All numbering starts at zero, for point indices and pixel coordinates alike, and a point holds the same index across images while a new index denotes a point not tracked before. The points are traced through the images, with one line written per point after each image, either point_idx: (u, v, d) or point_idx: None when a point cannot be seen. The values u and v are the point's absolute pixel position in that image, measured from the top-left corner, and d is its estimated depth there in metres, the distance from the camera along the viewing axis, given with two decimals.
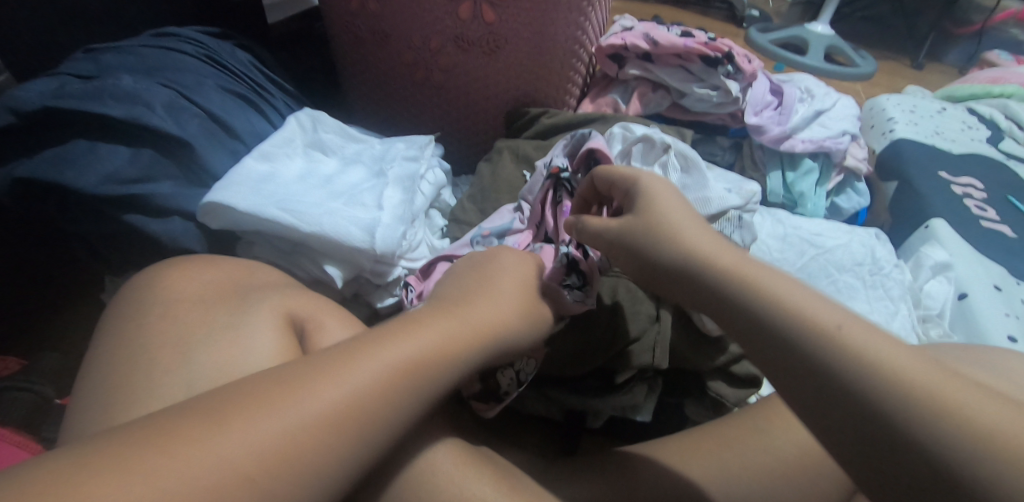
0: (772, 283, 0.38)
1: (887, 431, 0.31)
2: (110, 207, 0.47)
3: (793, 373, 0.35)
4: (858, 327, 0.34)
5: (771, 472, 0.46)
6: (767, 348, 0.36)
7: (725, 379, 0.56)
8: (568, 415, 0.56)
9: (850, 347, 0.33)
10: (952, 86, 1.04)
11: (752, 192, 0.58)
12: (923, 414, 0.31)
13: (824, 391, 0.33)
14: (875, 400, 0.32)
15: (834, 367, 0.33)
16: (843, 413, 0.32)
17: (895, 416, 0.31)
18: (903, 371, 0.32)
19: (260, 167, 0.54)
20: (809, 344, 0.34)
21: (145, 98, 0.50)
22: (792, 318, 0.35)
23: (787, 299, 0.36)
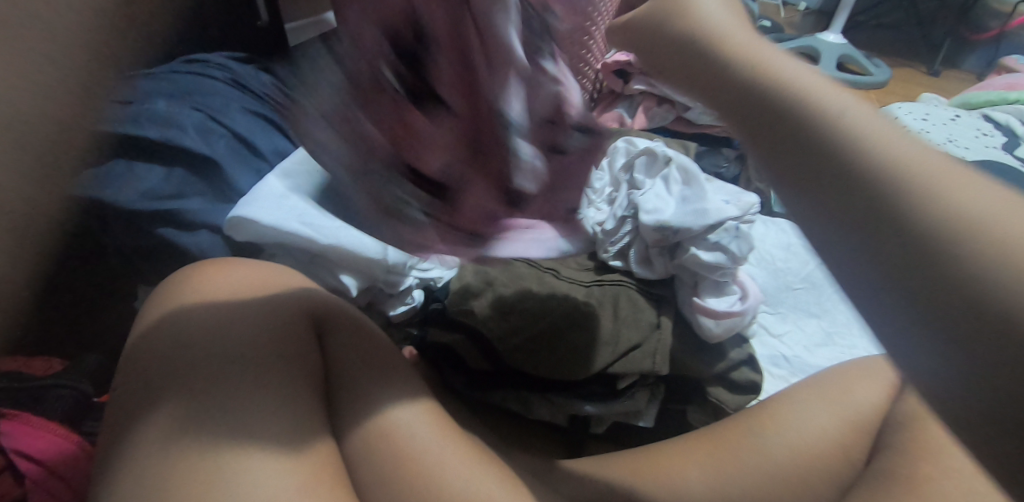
0: (850, 113, 0.27)
1: (938, 267, 0.24)
2: (144, 220, 0.52)
3: (865, 211, 0.25)
4: (873, 116, 0.27)
5: (769, 473, 0.47)
6: (820, 179, 0.27)
7: (724, 385, 0.58)
8: (572, 420, 0.58)
9: (872, 132, 0.26)
10: (968, 93, 1.04)
11: (750, 203, 0.59)
12: (929, 204, 0.24)
13: (845, 192, 0.26)
14: (923, 221, 0.24)
15: (857, 159, 0.26)
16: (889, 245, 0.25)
17: (953, 253, 0.23)
18: (939, 183, 0.25)
19: (281, 185, 0.55)
20: (822, 129, 0.27)
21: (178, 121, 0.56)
22: (859, 146, 0.26)
23: (861, 129, 0.27)
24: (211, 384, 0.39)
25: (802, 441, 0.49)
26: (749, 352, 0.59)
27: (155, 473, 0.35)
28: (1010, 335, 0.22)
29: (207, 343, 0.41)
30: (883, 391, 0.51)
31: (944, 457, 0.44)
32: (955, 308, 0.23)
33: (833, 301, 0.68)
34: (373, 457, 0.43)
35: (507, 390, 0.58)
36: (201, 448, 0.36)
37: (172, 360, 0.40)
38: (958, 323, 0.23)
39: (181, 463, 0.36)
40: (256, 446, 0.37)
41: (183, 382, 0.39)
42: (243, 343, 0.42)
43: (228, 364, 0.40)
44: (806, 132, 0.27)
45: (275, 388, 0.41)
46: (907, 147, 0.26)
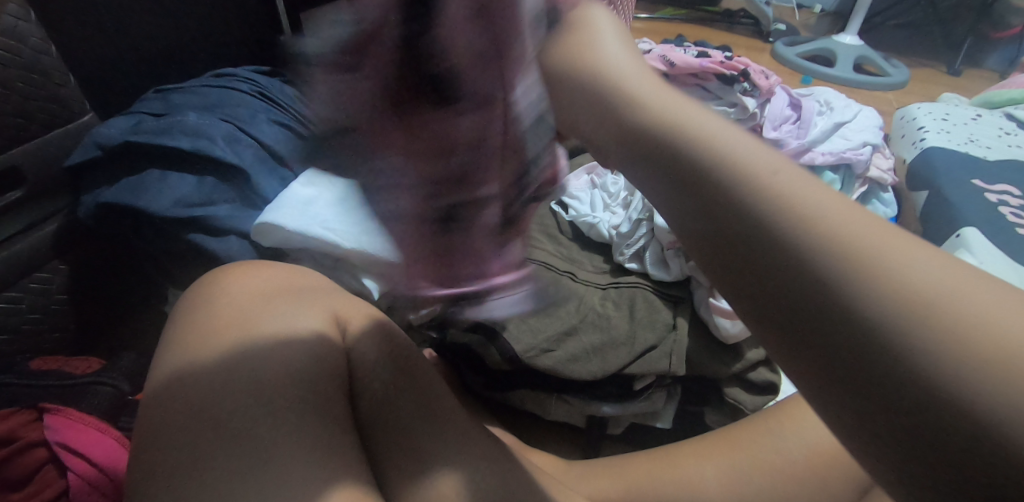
0: (749, 145, 0.28)
1: (800, 281, 0.24)
2: (174, 227, 0.53)
3: (722, 230, 0.26)
4: (786, 183, 0.26)
5: (783, 472, 0.48)
6: (676, 188, 0.28)
7: (741, 386, 0.58)
8: (590, 420, 0.60)
9: (815, 242, 0.24)
10: (990, 92, 1.03)
11: None
12: (923, 327, 0.22)
13: (795, 309, 0.23)
14: (859, 326, 0.22)
15: (815, 270, 0.23)
16: (863, 376, 0.22)
17: (863, 288, 0.23)
18: (873, 256, 0.23)
19: (304, 192, 0.58)
20: (756, 222, 0.25)
21: (206, 132, 0.57)
22: (682, 131, 0.29)
23: (698, 139, 0.29)
24: (241, 382, 0.41)
25: (820, 440, 0.49)
26: (768, 353, 0.58)
27: (191, 463, 0.37)
28: (972, 432, 0.20)
29: (237, 343, 0.43)
30: None
31: None
32: (874, 375, 0.22)
33: None
34: (398, 452, 0.45)
35: (525, 392, 0.60)
36: (235, 441, 0.38)
37: (203, 358, 0.42)
38: (828, 344, 0.23)
39: (217, 454, 0.38)
40: (286, 440, 0.39)
41: (215, 378, 0.41)
42: (273, 340, 0.44)
43: (257, 362, 0.42)
44: (675, 152, 0.29)
45: (302, 383, 0.43)
46: (737, 132, 0.29)
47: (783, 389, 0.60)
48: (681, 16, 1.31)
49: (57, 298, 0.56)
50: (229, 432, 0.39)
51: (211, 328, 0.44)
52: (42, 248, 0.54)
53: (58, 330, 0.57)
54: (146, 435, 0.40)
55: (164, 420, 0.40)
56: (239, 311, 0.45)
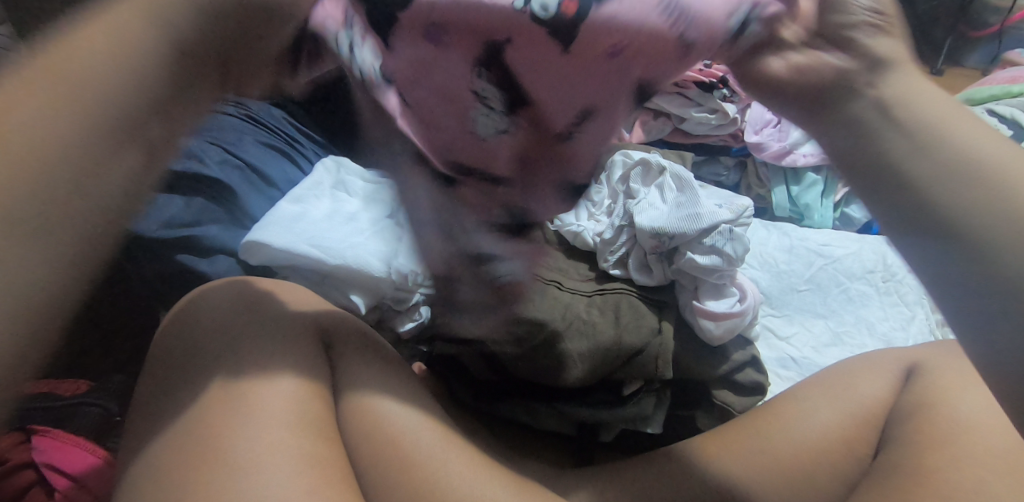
0: (995, 157, 0.34)
1: (927, 193, 0.34)
2: (163, 248, 0.54)
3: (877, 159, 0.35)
4: (999, 151, 0.34)
5: (777, 466, 0.48)
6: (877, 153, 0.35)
7: (729, 387, 0.59)
8: (580, 428, 0.58)
9: (960, 152, 0.34)
10: (971, 89, 1.04)
11: (744, 207, 0.61)
12: (974, 179, 0.33)
13: (870, 161, 0.35)
14: (948, 207, 0.33)
15: (921, 173, 0.34)
16: (954, 243, 0.33)
17: (949, 188, 0.34)
18: (1000, 168, 0.33)
19: (292, 209, 0.60)
20: (925, 132, 0.34)
21: (197, 153, 0.59)
22: (943, 138, 0.34)
23: (964, 153, 0.34)
24: (227, 390, 0.41)
25: (807, 435, 0.49)
26: (753, 353, 0.60)
27: (179, 465, 0.38)
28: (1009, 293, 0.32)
29: (223, 352, 0.43)
30: (888, 383, 0.52)
31: (951, 445, 0.44)
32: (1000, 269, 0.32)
33: (839, 302, 0.69)
34: (385, 463, 0.45)
35: (514, 402, 0.57)
36: (218, 444, 0.39)
37: (191, 364, 0.43)
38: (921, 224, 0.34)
39: (204, 453, 0.38)
40: (268, 444, 0.39)
41: (202, 387, 0.42)
42: (262, 345, 0.44)
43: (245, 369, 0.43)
44: (896, 132, 0.35)
45: (288, 392, 0.42)
46: (976, 128, 0.35)
47: (771, 388, 0.61)
48: None
49: None
50: (210, 442, 0.39)
51: (224, 354, 0.43)
52: None
53: None
54: (135, 446, 0.40)
55: (154, 429, 0.40)
56: (238, 333, 0.44)
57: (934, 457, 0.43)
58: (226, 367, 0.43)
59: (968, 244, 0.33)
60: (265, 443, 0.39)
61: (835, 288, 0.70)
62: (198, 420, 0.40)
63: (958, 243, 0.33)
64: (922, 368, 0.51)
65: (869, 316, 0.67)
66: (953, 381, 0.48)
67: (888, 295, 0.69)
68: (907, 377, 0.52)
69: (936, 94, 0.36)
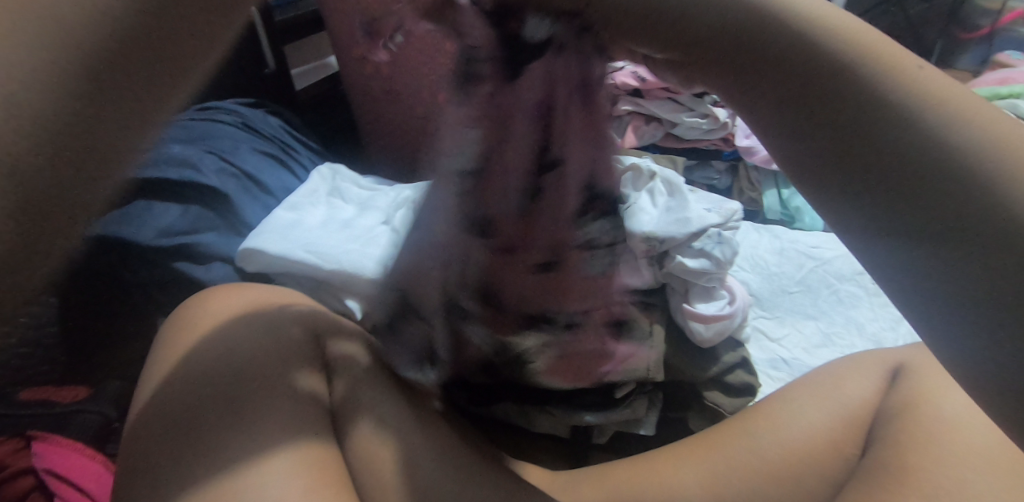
0: (935, 87, 0.28)
1: (880, 140, 0.28)
2: (160, 256, 0.55)
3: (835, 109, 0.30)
4: (937, 79, 0.29)
5: (766, 466, 0.49)
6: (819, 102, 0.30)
7: (720, 389, 0.60)
8: (574, 431, 0.59)
9: (908, 80, 0.29)
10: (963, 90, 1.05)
11: (733, 210, 0.63)
12: (928, 107, 0.28)
13: (844, 110, 0.29)
14: (924, 143, 0.27)
15: (901, 110, 0.28)
16: (911, 185, 0.27)
17: (904, 118, 0.28)
18: (942, 93, 0.28)
19: (288, 216, 0.61)
20: (854, 69, 0.29)
21: (194, 162, 0.60)
22: (879, 76, 0.29)
23: (890, 85, 0.29)
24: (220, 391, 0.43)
25: (796, 437, 0.50)
26: (743, 354, 0.61)
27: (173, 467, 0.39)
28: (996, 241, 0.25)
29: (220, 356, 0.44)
30: (874, 383, 0.52)
31: (933, 442, 0.45)
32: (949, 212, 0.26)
33: (830, 303, 0.70)
34: (378, 466, 0.45)
35: (509, 404, 0.57)
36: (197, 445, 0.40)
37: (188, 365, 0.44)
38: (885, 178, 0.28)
39: (198, 457, 0.39)
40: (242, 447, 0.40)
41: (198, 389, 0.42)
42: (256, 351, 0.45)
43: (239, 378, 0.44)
44: (822, 81, 0.30)
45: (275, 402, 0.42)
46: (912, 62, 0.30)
47: (762, 389, 0.61)
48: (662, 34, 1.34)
49: None
50: (205, 444, 0.39)
51: (218, 356, 0.44)
52: None
53: None
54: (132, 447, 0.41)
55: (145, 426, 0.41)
56: (232, 339, 0.45)
57: (917, 455, 0.44)
58: (225, 366, 0.44)
59: (954, 215, 0.26)
60: (260, 443, 0.40)
61: (826, 290, 0.71)
62: (193, 424, 0.40)
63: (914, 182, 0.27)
64: (909, 367, 0.52)
65: (859, 317, 0.68)
66: (939, 381, 0.49)
67: (878, 296, 0.70)
68: (894, 377, 0.52)
69: (874, 38, 0.30)
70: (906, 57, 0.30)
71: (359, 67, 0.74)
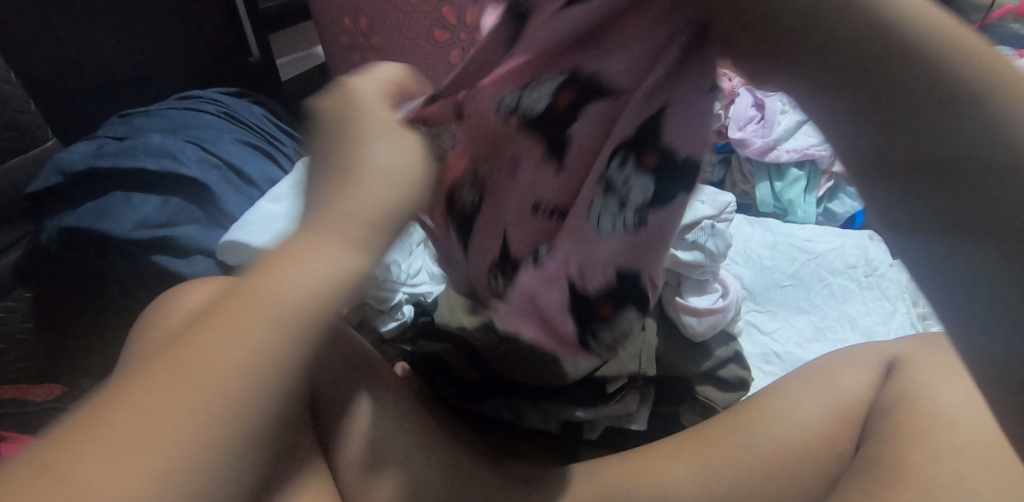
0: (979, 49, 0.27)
1: (935, 112, 0.27)
2: (139, 249, 0.53)
3: (873, 80, 0.27)
4: (970, 37, 0.27)
5: (760, 463, 0.48)
6: (863, 78, 0.27)
7: (712, 383, 0.59)
8: (564, 426, 0.56)
9: (951, 34, 0.27)
10: None
11: (728, 202, 0.60)
12: (967, 69, 0.26)
13: (880, 76, 0.27)
14: (970, 113, 0.26)
15: (946, 70, 0.27)
16: (955, 166, 0.27)
17: (956, 88, 0.26)
18: (981, 56, 0.27)
19: (272, 208, 0.58)
20: (900, 35, 0.27)
21: (173, 152, 0.57)
22: (928, 37, 0.27)
23: (953, 52, 0.27)
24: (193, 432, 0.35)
25: (789, 432, 0.49)
26: (736, 349, 0.60)
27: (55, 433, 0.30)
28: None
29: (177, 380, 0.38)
30: (869, 378, 0.52)
31: (931, 440, 0.44)
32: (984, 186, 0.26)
33: (822, 297, 0.69)
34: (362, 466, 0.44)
35: (499, 400, 0.56)
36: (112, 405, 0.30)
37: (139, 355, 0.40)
38: (926, 156, 0.27)
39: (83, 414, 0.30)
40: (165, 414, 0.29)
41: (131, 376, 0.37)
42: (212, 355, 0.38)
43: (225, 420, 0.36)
44: (866, 42, 0.27)
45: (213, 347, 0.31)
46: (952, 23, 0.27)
47: (755, 383, 0.61)
48: None
49: (21, 325, 0.59)
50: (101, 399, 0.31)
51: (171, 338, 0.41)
52: (6, 277, 0.58)
53: (23, 359, 0.59)
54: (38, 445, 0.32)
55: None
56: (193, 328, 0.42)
57: (913, 453, 0.43)
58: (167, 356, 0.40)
59: (999, 215, 0.26)
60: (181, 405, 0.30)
61: (818, 283, 0.70)
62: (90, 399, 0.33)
63: (963, 166, 0.26)
64: (903, 362, 0.51)
65: (851, 310, 0.68)
66: (932, 377, 0.48)
67: (870, 289, 0.70)
68: (887, 372, 0.52)
69: None
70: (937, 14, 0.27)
71: (346, 57, 0.73)
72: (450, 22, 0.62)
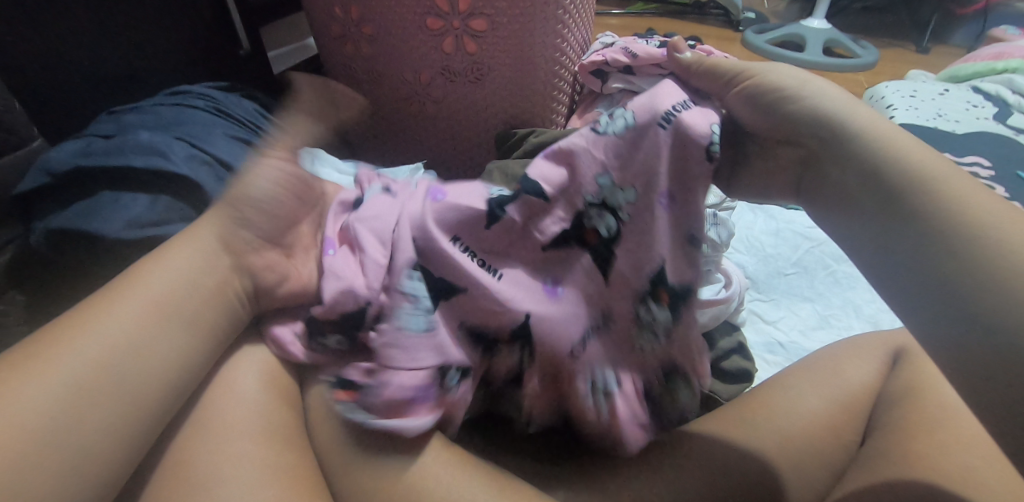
0: (966, 189, 0.37)
1: (931, 249, 0.35)
2: (130, 250, 0.52)
3: (896, 219, 0.37)
4: (986, 199, 0.36)
5: (774, 454, 0.46)
6: (897, 223, 0.37)
7: (715, 376, 0.57)
8: None
9: (934, 199, 0.37)
10: (958, 66, 1.05)
11: (727, 191, 0.60)
12: (949, 202, 0.36)
13: (907, 222, 0.37)
14: (966, 238, 0.34)
15: (940, 215, 0.36)
16: (946, 299, 0.33)
17: (942, 223, 0.35)
18: (944, 203, 0.36)
19: None
20: (909, 181, 0.38)
21: (161, 148, 0.56)
22: (920, 186, 0.37)
23: (950, 196, 0.36)
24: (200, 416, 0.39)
25: (797, 423, 0.48)
26: (739, 340, 0.59)
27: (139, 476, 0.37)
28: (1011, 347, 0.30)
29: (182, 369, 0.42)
30: (874, 368, 0.51)
31: (941, 432, 0.43)
32: (984, 301, 0.32)
33: (827, 284, 0.68)
34: (353, 464, 0.40)
35: None
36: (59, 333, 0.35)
37: None
38: (930, 291, 0.34)
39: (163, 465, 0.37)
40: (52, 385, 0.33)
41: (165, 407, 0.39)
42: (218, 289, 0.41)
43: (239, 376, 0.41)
44: (895, 185, 0.38)
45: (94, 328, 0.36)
46: (983, 199, 0.36)
47: (759, 374, 0.59)
48: (655, 11, 1.30)
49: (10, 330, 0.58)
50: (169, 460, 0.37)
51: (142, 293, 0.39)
52: None
53: None
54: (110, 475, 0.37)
55: None
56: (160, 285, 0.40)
57: (920, 445, 0.42)
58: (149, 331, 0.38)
59: (982, 324, 0.32)
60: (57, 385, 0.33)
61: (822, 270, 0.69)
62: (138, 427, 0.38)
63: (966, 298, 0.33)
64: (909, 353, 0.51)
65: (857, 298, 0.67)
66: (939, 368, 0.48)
67: None
68: (894, 363, 0.51)
69: (935, 160, 0.39)
70: (924, 166, 0.38)
71: (338, 47, 0.69)
72: (444, 10, 0.61)
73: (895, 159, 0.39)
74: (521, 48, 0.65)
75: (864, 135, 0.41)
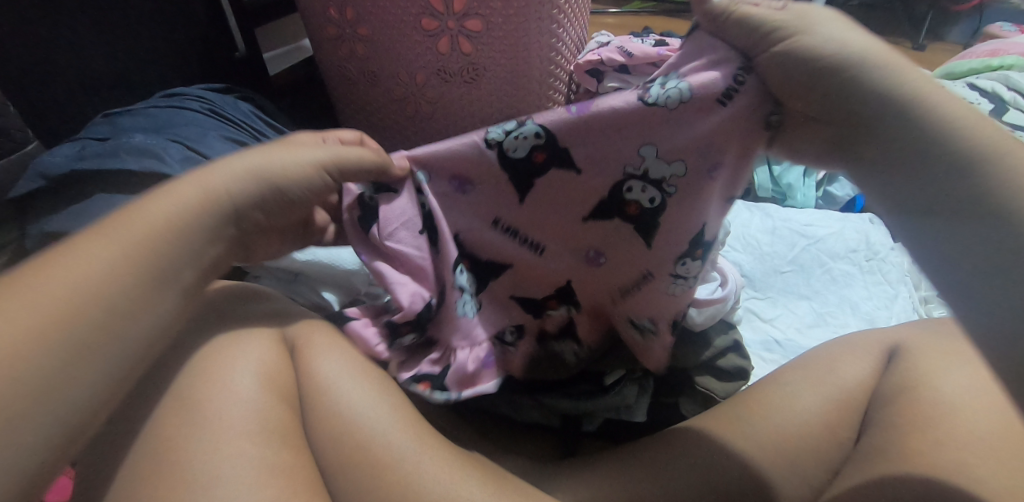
0: None
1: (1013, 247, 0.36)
2: None
3: (967, 205, 0.38)
4: None
5: (769, 452, 0.46)
6: (966, 209, 0.38)
7: (711, 374, 0.58)
8: (564, 420, 0.54)
9: (1006, 179, 0.37)
10: (954, 62, 1.05)
11: None
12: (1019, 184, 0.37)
13: (980, 213, 0.37)
14: None
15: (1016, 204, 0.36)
16: None
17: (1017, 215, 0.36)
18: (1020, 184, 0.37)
19: None
20: (984, 163, 0.38)
21: (155, 150, 0.56)
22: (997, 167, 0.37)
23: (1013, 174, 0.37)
24: (191, 416, 0.38)
25: (794, 421, 0.48)
26: (735, 338, 0.59)
27: (130, 480, 0.36)
28: None
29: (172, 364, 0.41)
30: (870, 365, 0.51)
31: (937, 429, 0.43)
32: None
33: (823, 282, 0.68)
34: (355, 467, 0.42)
35: (497, 395, 0.54)
36: (29, 274, 0.34)
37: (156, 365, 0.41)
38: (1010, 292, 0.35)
39: (153, 468, 0.36)
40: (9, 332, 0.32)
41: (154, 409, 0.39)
42: (196, 211, 0.40)
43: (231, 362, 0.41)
44: (972, 167, 0.38)
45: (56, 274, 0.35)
46: None
47: (756, 371, 0.60)
48: (651, 9, 1.30)
49: None
50: (160, 465, 0.36)
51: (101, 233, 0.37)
52: None
53: None
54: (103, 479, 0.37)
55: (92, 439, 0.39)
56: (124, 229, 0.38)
57: (916, 441, 0.42)
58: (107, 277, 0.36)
59: None
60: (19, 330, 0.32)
61: (819, 268, 0.69)
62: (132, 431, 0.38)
63: None
64: (904, 349, 0.51)
65: (854, 295, 0.67)
66: (935, 363, 0.48)
67: (872, 273, 0.69)
68: (889, 359, 0.51)
69: (992, 126, 0.39)
70: (993, 139, 0.38)
71: (333, 48, 0.69)
72: (438, 10, 0.61)
73: (972, 137, 0.39)
74: (517, 48, 0.65)
75: (928, 105, 0.40)
